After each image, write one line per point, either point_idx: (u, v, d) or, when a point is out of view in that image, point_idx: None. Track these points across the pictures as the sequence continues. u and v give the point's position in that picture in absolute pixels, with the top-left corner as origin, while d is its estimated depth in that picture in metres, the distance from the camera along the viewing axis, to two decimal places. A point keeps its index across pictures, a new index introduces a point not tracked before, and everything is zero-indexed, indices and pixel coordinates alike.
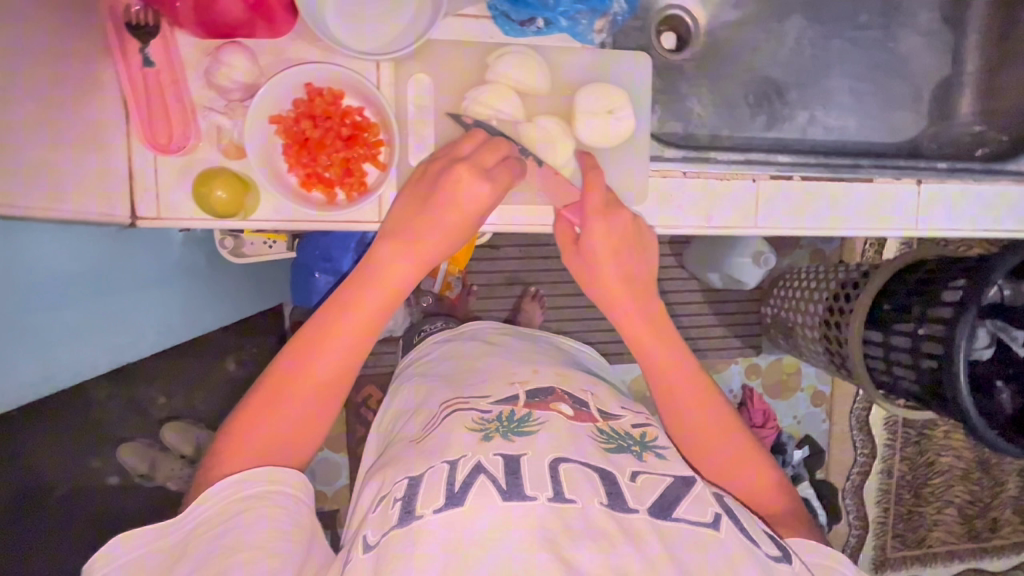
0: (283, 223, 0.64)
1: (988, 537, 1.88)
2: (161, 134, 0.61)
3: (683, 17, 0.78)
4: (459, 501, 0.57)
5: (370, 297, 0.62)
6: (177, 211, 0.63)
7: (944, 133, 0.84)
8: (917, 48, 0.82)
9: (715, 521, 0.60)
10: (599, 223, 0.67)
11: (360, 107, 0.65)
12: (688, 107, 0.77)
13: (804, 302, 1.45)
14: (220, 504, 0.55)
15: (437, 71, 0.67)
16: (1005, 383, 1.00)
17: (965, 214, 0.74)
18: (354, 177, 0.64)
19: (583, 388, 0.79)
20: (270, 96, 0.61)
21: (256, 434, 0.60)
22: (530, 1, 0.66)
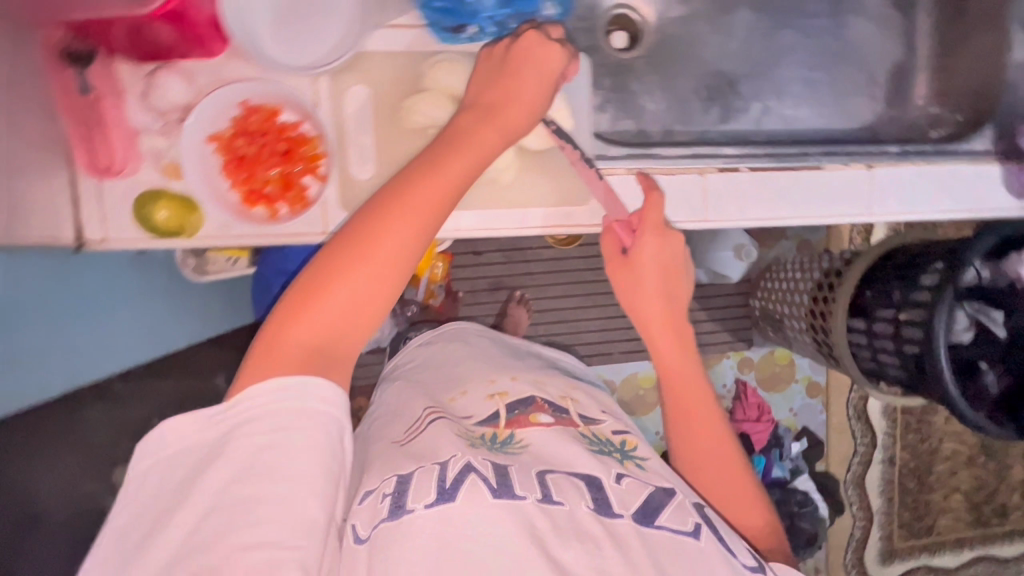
0: (227, 240, 0.65)
1: (997, 522, 1.85)
2: (103, 156, 0.62)
3: (630, 16, 0.79)
4: (451, 497, 0.57)
5: (447, 172, 0.57)
6: (122, 232, 0.64)
7: (902, 116, 0.83)
8: (868, 33, 0.82)
9: (696, 530, 0.60)
10: (650, 241, 0.68)
11: (297, 122, 0.65)
12: (640, 104, 0.77)
13: (790, 293, 1.43)
14: (263, 406, 0.49)
15: (373, 82, 0.67)
16: (990, 365, 0.98)
17: (930, 196, 0.72)
18: (294, 191, 0.66)
19: (562, 393, 0.80)
20: (206, 114, 0.62)
21: (306, 325, 0.53)
22: (458, 10, 0.67)
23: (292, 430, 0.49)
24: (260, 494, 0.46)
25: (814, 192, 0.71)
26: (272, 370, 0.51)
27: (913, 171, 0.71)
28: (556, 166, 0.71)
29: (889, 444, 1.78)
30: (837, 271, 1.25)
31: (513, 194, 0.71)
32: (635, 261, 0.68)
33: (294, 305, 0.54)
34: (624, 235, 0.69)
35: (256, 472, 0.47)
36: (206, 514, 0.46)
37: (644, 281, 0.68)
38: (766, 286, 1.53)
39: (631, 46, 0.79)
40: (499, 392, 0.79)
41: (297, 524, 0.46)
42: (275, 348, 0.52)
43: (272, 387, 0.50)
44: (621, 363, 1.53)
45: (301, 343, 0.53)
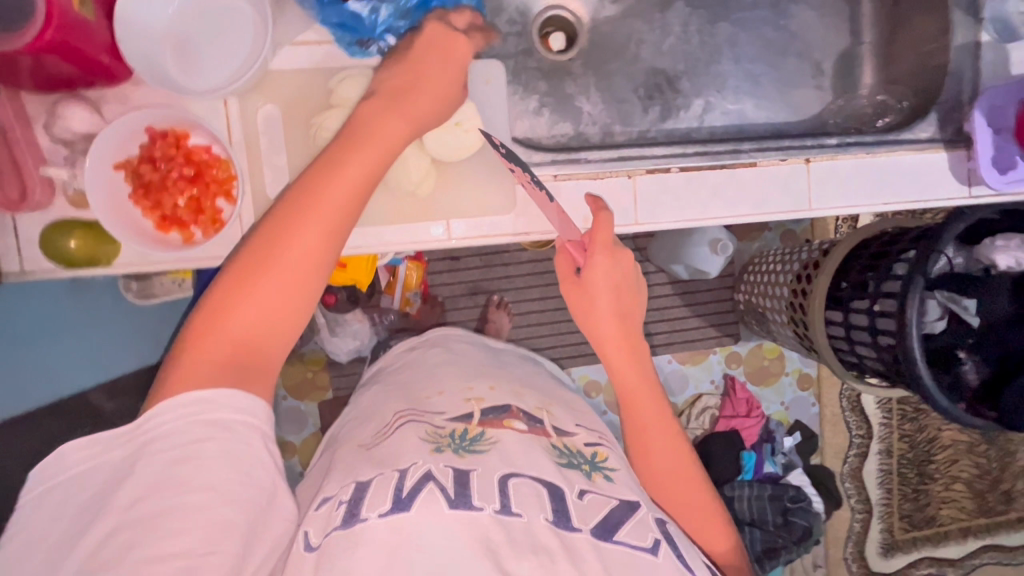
0: (141, 266, 0.66)
1: (1002, 511, 1.81)
2: (12, 190, 0.62)
3: (563, 17, 0.78)
4: (407, 506, 0.55)
5: (342, 180, 0.57)
6: (39, 263, 0.65)
7: (850, 106, 0.81)
8: (811, 23, 0.80)
9: (655, 546, 0.58)
10: (602, 260, 0.67)
11: (207, 145, 0.65)
12: (577, 107, 0.76)
13: (771, 286, 1.41)
14: (177, 421, 0.51)
15: (285, 98, 0.68)
16: (968, 354, 0.95)
17: (874, 186, 0.70)
18: (206, 215, 0.65)
19: (537, 405, 0.77)
20: (112, 139, 0.61)
21: (228, 327, 0.55)
22: (353, 26, 0.66)
23: (210, 440, 0.51)
24: (172, 505, 0.48)
25: (748, 191, 0.70)
26: (193, 378, 0.53)
27: (851, 164, 0.70)
28: (486, 177, 0.72)
29: (885, 434, 1.75)
30: (816, 262, 1.22)
31: (437, 207, 0.71)
32: (585, 280, 0.68)
33: (213, 311, 0.55)
34: (576, 255, 0.68)
35: (167, 487, 0.48)
36: (114, 530, 0.47)
37: (598, 300, 0.68)
38: (749, 279, 1.50)
39: (567, 48, 0.79)
40: (476, 395, 0.75)
41: (209, 532, 0.47)
42: (196, 355, 0.54)
43: (194, 396, 0.51)
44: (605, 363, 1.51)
45: (223, 346, 0.54)
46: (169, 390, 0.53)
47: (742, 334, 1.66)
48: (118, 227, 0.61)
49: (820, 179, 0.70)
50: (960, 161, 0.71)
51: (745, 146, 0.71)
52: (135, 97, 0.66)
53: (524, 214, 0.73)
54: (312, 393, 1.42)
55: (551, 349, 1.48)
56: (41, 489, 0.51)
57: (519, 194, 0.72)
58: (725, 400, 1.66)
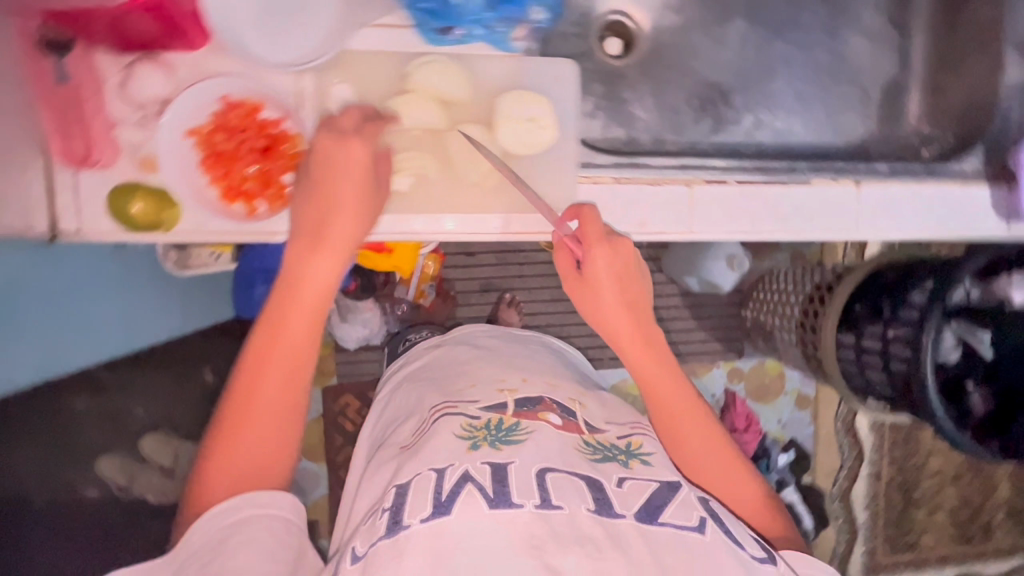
0: (206, 237, 0.64)
1: (980, 541, 1.85)
2: (78, 148, 0.60)
3: (623, 23, 0.79)
4: (446, 510, 0.56)
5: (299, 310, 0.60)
6: (95, 222, 0.62)
7: (893, 134, 0.83)
8: (862, 50, 0.82)
9: (702, 525, 0.59)
10: (602, 253, 0.65)
11: (278, 119, 0.65)
12: (631, 113, 0.77)
13: (781, 305, 1.42)
14: (203, 536, 0.55)
15: (357, 81, 0.67)
16: (976, 385, 0.97)
17: (916, 214, 0.72)
18: (274, 187, 0.66)
19: (571, 397, 0.77)
20: (187, 105, 0.62)
21: (233, 459, 0.58)
22: (444, 12, 0.66)
23: (232, 536, 0.54)
24: None
25: (802, 208, 0.71)
26: (211, 501, 0.58)
27: (902, 190, 0.72)
28: (542, 174, 0.70)
29: (877, 459, 1.78)
30: (829, 287, 1.26)
31: (498, 202, 0.70)
32: (588, 277, 0.66)
33: (214, 454, 0.59)
34: (575, 250, 0.66)
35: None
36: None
37: (604, 296, 0.66)
38: (759, 297, 1.52)
39: (625, 53, 0.79)
40: (509, 387, 0.76)
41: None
42: (210, 490, 0.58)
43: (216, 517, 0.56)
44: (613, 369, 1.50)
45: (230, 477, 0.58)
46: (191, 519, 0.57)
47: (747, 349, 1.68)
48: (185, 190, 0.63)
49: (869, 203, 0.72)
50: (1001, 198, 0.73)
51: (801, 165, 0.73)
52: (208, 63, 0.64)
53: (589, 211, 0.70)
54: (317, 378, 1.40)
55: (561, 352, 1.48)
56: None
57: (578, 189, 0.70)
58: (725, 413, 1.64)
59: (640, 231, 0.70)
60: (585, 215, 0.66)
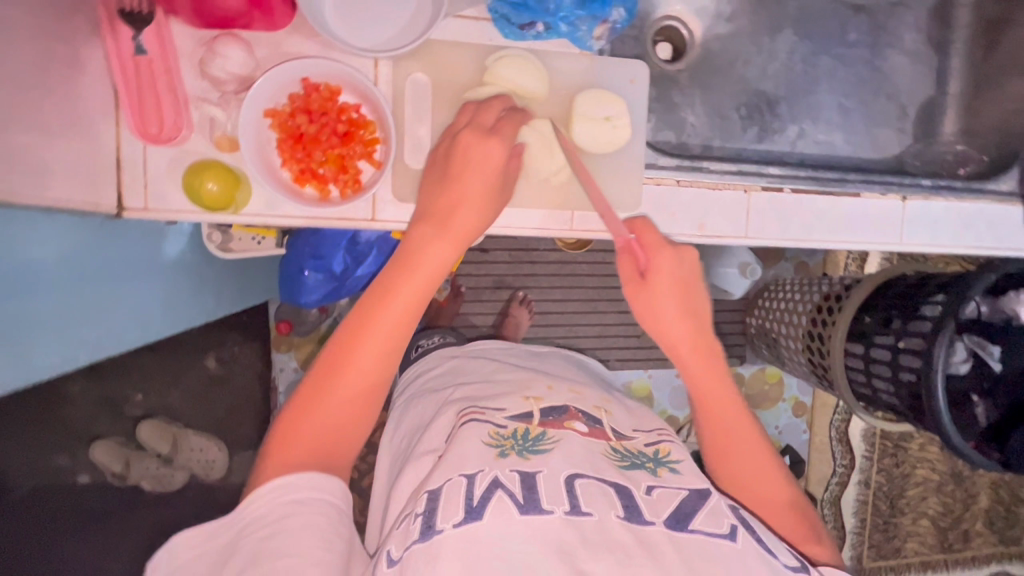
0: (274, 219, 0.64)
1: (960, 549, 1.91)
2: (151, 123, 0.59)
3: (678, 29, 0.81)
4: (479, 515, 0.54)
5: (405, 289, 0.60)
6: (166, 199, 0.61)
7: (928, 151, 0.86)
8: (901, 68, 0.85)
9: (732, 532, 0.57)
10: (663, 260, 0.67)
11: (357, 105, 0.64)
12: (681, 117, 0.78)
13: (788, 314, 1.45)
14: (267, 508, 0.53)
15: (436, 70, 0.66)
16: (981, 397, 1.01)
17: (951, 229, 0.76)
18: (348, 174, 0.64)
19: (597, 405, 0.77)
20: (269, 84, 0.60)
21: (303, 442, 0.57)
22: (531, 5, 0.65)
23: (292, 519, 0.52)
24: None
25: (847, 219, 0.74)
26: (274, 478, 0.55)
27: (942, 207, 0.76)
28: (608, 175, 0.70)
29: (866, 467, 1.83)
30: (838, 296, 1.27)
31: (564, 197, 0.72)
32: (651, 280, 0.68)
33: (286, 427, 0.58)
34: (640, 255, 0.68)
35: (262, 558, 0.49)
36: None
37: (664, 300, 0.67)
38: (765, 305, 1.55)
39: (674, 58, 0.81)
40: (534, 395, 0.75)
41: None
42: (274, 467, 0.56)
43: (278, 484, 0.54)
44: (619, 370, 1.51)
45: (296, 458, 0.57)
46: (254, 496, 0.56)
47: (748, 356, 1.72)
48: (258, 170, 0.60)
49: (911, 217, 0.75)
50: None
51: (852, 175, 0.74)
52: (287, 45, 0.63)
53: (651, 210, 0.72)
54: None
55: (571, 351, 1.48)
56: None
57: (644, 191, 0.72)
58: None
59: (697, 234, 0.72)
60: (642, 227, 0.68)
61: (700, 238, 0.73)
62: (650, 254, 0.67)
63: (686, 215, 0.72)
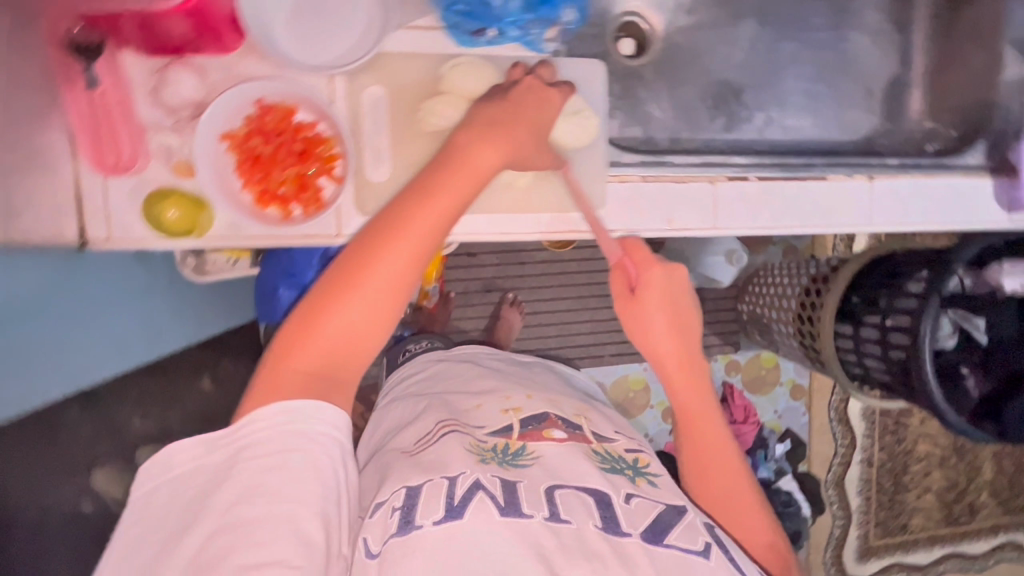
0: (236, 240, 0.63)
1: (967, 521, 1.91)
2: (109, 155, 0.60)
3: (639, 26, 0.81)
4: (459, 514, 0.56)
5: (435, 203, 0.57)
6: (126, 229, 0.61)
7: (897, 132, 0.86)
8: (866, 48, 0.85)
9: (706, 549, 0.58)
10: (655, 275, 0.69)
11: (313, 122, 0.64)
12: (647, 112, 0.78)
13: (778, 299, 1.45)
14: (268, 431, 0.51)
15: (391, 82, 0.66)
16: (971, 370, 1.00)
17: (922, 211, 0.75)
18: (309, 192, 0.64)
19: (576, 411, 0.77)
20: (222, 109, 0.61)
21: (304, 361, 0.53)
22: (480, 13, 0.66)
23: (291, 456, 0.50)
24: (260, 516, 0.47)
25: (818, 202, 0.73)
26: (274, 399, 0.52)
27: (910, 184, 0.75)
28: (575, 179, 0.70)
29: (868, 445, 1.83)
30: (825, 277, 1.26)
31: (528, 200, 0.72)
32: (641, 296, 0.69)
33: (289, 339, 0.54)
34: (629, 270, 0.70)
35: (258, 496, 0.48)
36: (212, 535, 0.46)
37: (654, 316, 0.69)
38: (754, 291, 1.54)
39: (638, 54, 0.80)
40: (513, 406, 0.75)
41: (296, 543, 0.46)
42: (274, 382, 0.53)
43: (281, 406, 0.51)
44: (612, 365, 1.51)
45: (298, 379, 0.53)
46: (256, 405, 0.52)
47: (743, 343, 1.70)
48: (219, 195, 0.62)
49: (883, 196, 0.74)
50: (1004, 189, 0.76)
51: (817, 160, 0.77)
52: (240, 68, 0.63)
53: (616, 208, 0.71)
54: None
55: (558, 351, 1.48)
56: (146, 488, 0.51)
57: (608, 190, 0.71)
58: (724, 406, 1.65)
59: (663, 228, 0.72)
60: (628, 245, 0.71)
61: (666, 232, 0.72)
62: (639, 268, 0.69)
63: (651, 210, 0.72)
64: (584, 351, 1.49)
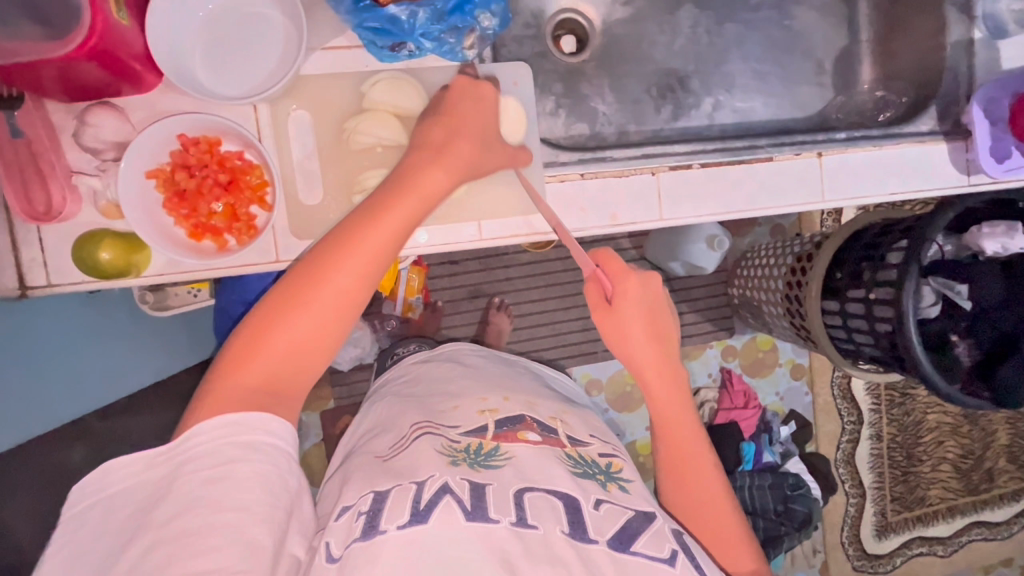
0: (179, 275, 0.66)
1: (987, 489, 1.72)
2: (38, 203, 0.61)
3: (576, 19, 0.85)
4: (424, 518, 0.53)
5: (390, 217, 0.58)
6: (68, 276, 0.64)
7: (850, 102, 0.89)
8: (811, 23, 0.88)
9: (673, 557, 0.56)
10: (632, 285, 0.69)
11: (239, 151, 0.65)
12: (594, 107, 0.82)
13: (765, 279, 1.33)
14: (211, 443, 0.49)
15: (314, 104, 0.67)
16: (961, 337, 0.90)
17: (867, 180, 0.77)
18: (241, 221, 0.65)
19: (552, 414, 0.73)
20: (144, 149, 0.61)
21: (253, 374, 0.54)
22: (392, 29, 0.66)
23: (236, 466, 0.49)
24: (201, 526, 0.45)
25: (765, 182, 0.75)
26: (218, 409, 0.51)
27: (860, 158, 0.77)
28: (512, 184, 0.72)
29: (876, 420, 1.65)
30: (809, 256, 1.14)
31: (469, 206, 0.72)
32: (618, 306, 0.69)
33: (238, 351, 0.54)
34: (605, 282, 0.69)
35: (199, 505, 0.46)
36: (148, 549, 0.44)
37: (631, 323, 0.69)
38: (744, 273, 1.42)
39: (578, 49, 0.84)
40: (490, 407, 0.71)
41: (241, 550, 0.45)
42: (220, 393, 0.53)
43: (225, 420, 0.50)
44: (607, 361, 1.43)
45: (247, 392, 0.53)
46: (199, 417, 0.51)
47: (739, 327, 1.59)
48: (151, 236, 0.62)
49: (831, 171, 0.77)
50: (960, 151, 0.78)
51: (762, 141, 0.76)
52: (162, 103, 0.64)
53: (565, 207, 0.72)
54: (312, 403, 1.32)
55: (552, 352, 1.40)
56: (81, 509, 0.49)
57: (547, 189, 0.72)
58: (722, 394, 1.58)
59: (608, 224, 0.74)
60: (602, 257, 0.71)
61: (612, 228, 0.74)
62: (613, 279, 0.68)
63: (596, 207, 0.73)
64: (575, 350, 1.41)
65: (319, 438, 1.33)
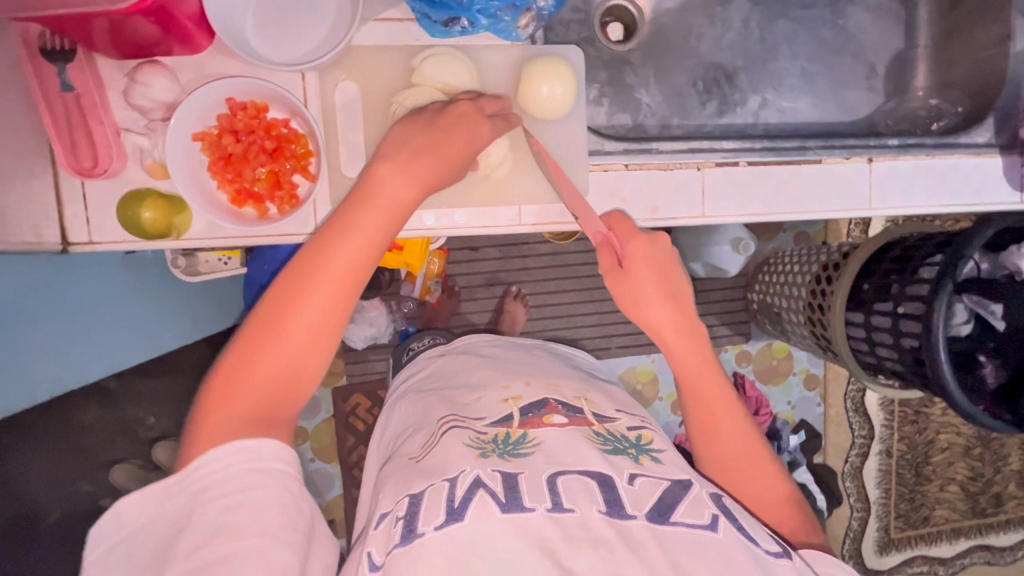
0: (216, 240, 0.66)
1: (993, 512, 1.69)
2: (85, 158, 0.62)
3: (625, 7, 0.83)
4: (461, 516, 0.51)
5: (403, 177, 0.57)
6: (107, 233, 0.65)
7: (899, 109, 0.87)
8: (865, 25, 0.86)
9: (714, 522, 0.53)
10: (641, 246, 0.64)
11: (285, 119, 0.65)
12: (636, 99, 0.81)
13: (788, 287, 1.28)
14: (227, 470, 0.47)
15: (361, 77, 0.67)
16: (988, 357, 0.86)
17: (910, 184, 0.76)
18: (284, 190, 0.66)
19: (576, 394, 0.69)
20: (193, 110, 0.61)
21: (249, 386, 0.51)
22: (447, 3, 0.65)
23: (252, 490, 0.47)
24: (228, 553, 0.43)
25: (810, 184, 0.75)
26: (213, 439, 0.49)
27: (912, 164, 0.76)
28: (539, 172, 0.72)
29: (888, 436, 1.62)
30: (836, 265, 1.09)
31: (508, 192, 0.72)
32: (630, 268, 0.64)
33: (256, 334, 0.52)
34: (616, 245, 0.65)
35: (220, 535, 0.44)
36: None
37: (646, 289, 0.64)
38: (764, 279, 1.39)
39: (625, 38, 0.83)
40: (513, 395, 0.67)
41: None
42: (235, 382, 0.51)
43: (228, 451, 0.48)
44: (620, 357, 1.42)
45: (254, 398, 0.51)
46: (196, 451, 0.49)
47: (754, 332, 1.56)
48: (197, 202, 0.62)
49: (878, 176, 0.75)
50: (1014, 166, 0.77)
51: (812, 143, 0.75)
52: (211, 67, 0.65)
53: (605, 197, 0.72)
54: (325, 378, 1.33)
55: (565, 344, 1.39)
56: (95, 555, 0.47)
57: (591, 178, 0.72)
58: None
59: (651, 217, 0.73)
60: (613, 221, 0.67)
61: (655, 223, 0.74)
62: (625, 241, 0.64)
63: (637, 201, 0.73)
64: (590, 344, 1.40)
65: (331, 412, 1.33)
